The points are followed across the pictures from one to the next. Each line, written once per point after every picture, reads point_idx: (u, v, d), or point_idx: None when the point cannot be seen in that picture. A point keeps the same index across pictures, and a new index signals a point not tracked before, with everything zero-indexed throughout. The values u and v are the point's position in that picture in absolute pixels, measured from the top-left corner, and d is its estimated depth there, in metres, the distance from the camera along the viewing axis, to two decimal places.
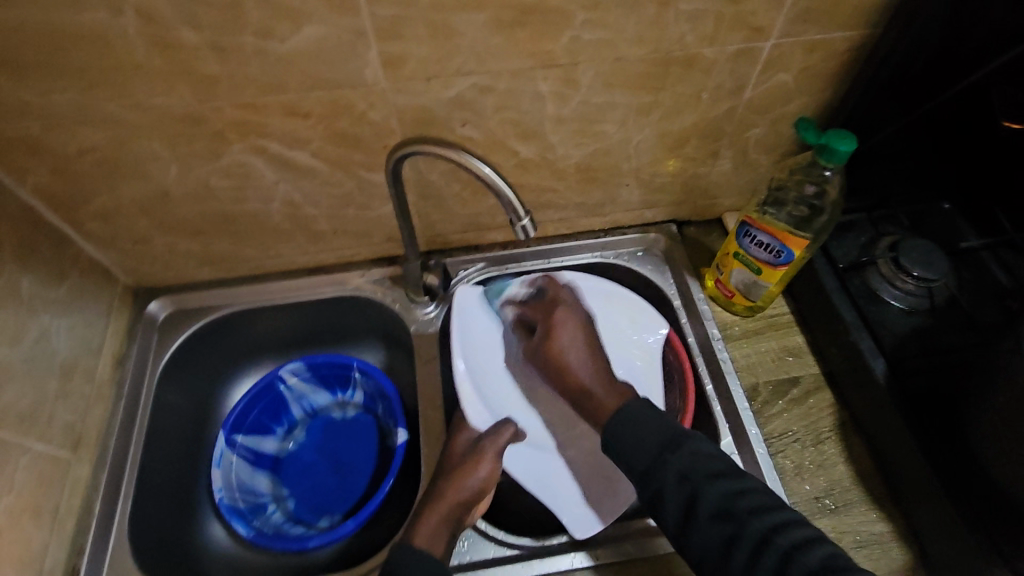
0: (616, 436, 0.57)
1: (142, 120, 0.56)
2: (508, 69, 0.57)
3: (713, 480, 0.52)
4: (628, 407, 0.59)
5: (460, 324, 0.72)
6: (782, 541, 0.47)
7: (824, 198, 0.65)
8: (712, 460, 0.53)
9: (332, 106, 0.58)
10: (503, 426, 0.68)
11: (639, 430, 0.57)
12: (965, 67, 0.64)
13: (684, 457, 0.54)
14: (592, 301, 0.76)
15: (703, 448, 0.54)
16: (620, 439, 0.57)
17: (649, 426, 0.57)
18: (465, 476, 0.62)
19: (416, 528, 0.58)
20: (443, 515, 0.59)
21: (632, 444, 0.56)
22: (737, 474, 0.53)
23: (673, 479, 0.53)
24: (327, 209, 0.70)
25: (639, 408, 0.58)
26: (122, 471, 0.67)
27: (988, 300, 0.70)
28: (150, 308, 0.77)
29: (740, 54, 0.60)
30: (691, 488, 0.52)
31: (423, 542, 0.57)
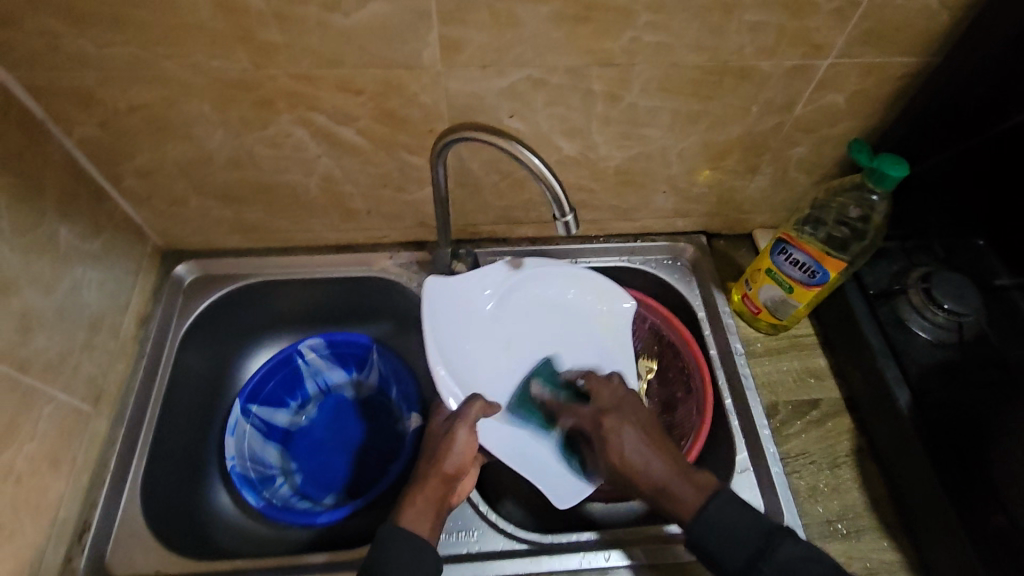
0: (703, 535, 0.52)
1: (195, 82, 0.56)
2: (565, 64, 0.57)
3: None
4: (718, 496, 0.54)
5: (434, 315, 0.67)
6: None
7: (868, 222, 0.64)
8: (819, 564, 0.48)
9: (385, 85, 0.57)
10: (472, 402, 0.65)
11: (732, 525, 0.52)
12: (1022, 102, 0.63)
13: (785, 560, 0.49)
14: (554, 283, 0.75)
15: (813, 551, 0.49)
16: (715, 537, 0.51)
17: (747, 519, 0.52)
18: (443, 455, 0.61)
19: (402, 508, 0.57)
20: (427, 496, 0.58)
21: (726, 541, 0.51)
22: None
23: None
24: (364, 188, 0.70)
25: (731, 499, 0.53)
26: (139, 431, 0.67)
27: (1017, 339, 0.70)
28: (177, 270, 0.77)
29: (796, 70, 0.60)
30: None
31: (409, 521, 0.56)
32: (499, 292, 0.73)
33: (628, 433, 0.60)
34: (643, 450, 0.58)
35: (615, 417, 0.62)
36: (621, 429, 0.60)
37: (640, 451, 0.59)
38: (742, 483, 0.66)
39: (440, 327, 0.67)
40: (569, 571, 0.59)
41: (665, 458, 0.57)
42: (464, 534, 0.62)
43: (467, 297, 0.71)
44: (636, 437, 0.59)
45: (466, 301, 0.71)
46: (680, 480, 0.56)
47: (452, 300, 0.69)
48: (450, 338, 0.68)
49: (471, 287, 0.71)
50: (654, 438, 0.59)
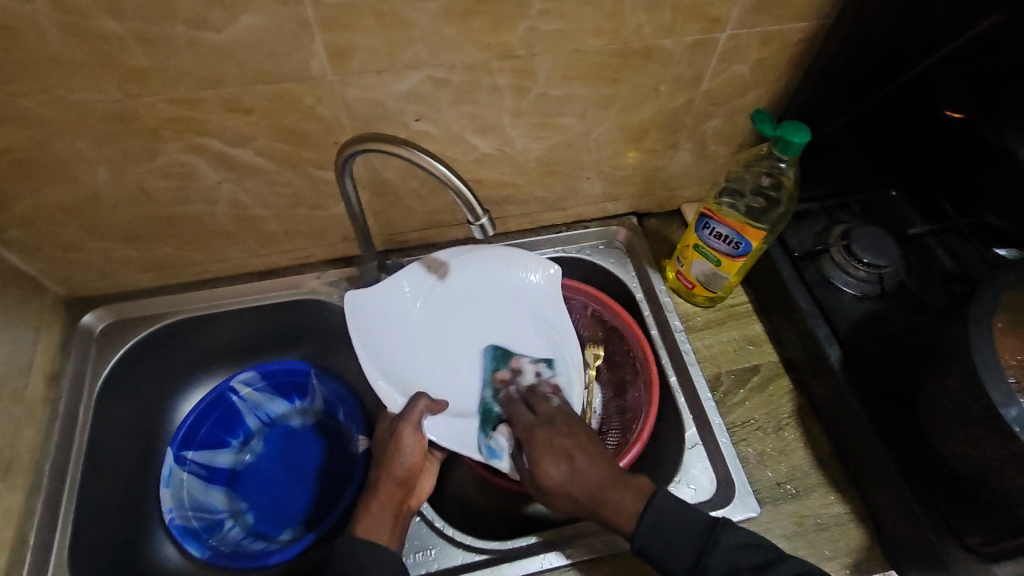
0: (647, 538, 0.51)
1: (64, 118, 0.52)
2: (463, 61, 0.55)
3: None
4: (655, 502, 0.52)
5: (361, 325, 0.66)
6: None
7: (780, 188, 0.66)
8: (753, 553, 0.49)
9: (276, 100, 0.54)
10: (416, 400, 0.63)
11: (682, 516, 0.51)
12: (914, 57, 0.66)
13: (726, 553, 0.49)
14: (486, 267, 0.72)
15: (743, 537, 0.50)
16: (654, 541, 0.50)
17: (685, 523, 0.51)
18: (394, 456, 0.59)
19: (359, 519, 0.56)
20: (383, 504, 0.57)
21: (668, 543, 0.50)
22: (784, 564, 0.48)
23: (686, 547, 0.50)
24: (277, 210, 0.67)
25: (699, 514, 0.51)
26: (59, 501, 0.62)
27: (935, 284, 0.72)
28: (85, 319, 0.72)
29: (697, 45, 0.60)
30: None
31: (366, 530, 0.55)
32: (428, 287, 0.71)
33: (557, 449, 0.56)
34: (579, 475, 0.55)
35: (547, 441, 0.57)
36: (559, 449, 0.56)
37: (574, 460, 0.56)
38: (692, 459, 0.66)
39: (373, 335, 0.67)
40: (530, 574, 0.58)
41: (595, 468, 0.55)
42: (422, 554, 0.61)
43: (389, 301, 0.69)
44: (575, 457, 0.56)
45: (383, 311, 0.68)
46: (609, 488, 0.53)
47: (377, 311, 0.68)
48: (383, 342, 0.67)
49: (391, 291, 0.69)
50: (589, 448, 0.57)
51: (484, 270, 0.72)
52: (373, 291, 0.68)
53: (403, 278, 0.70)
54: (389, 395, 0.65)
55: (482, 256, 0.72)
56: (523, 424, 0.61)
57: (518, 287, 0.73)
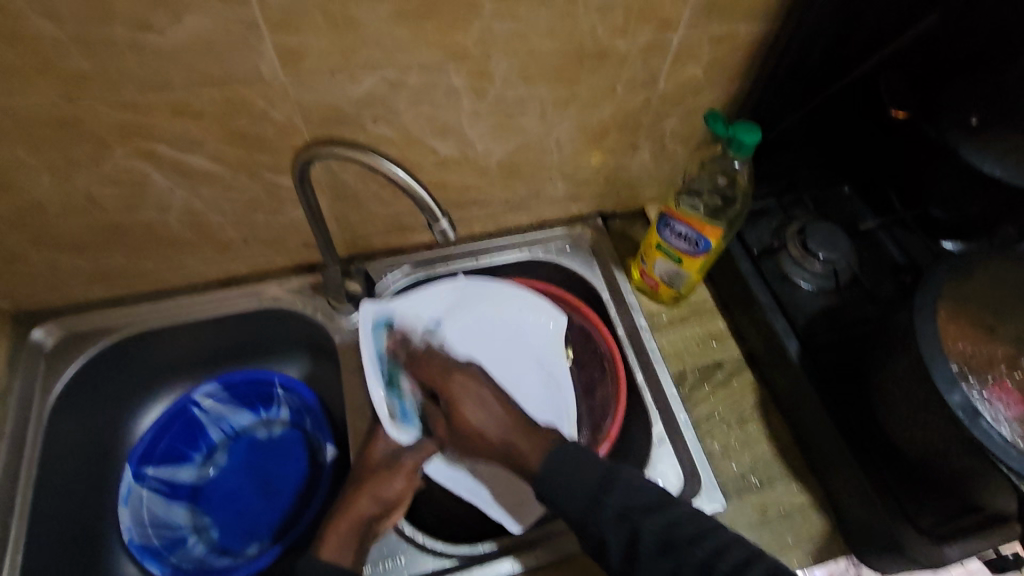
0: (548, 485, 0.54)
1: (1, 125, 0.50)
2: (418, 62, 0.55)
3: (651, 513, 0.51)
4: (558, 449, 0.56)
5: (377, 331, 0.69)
6: (723, 567, 0.47)
7: (735, 187, 0.68)
8: (646, 493, 0.52)
9: (227, 104, 0.53)
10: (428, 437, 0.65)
11: (576, 471, 0.54)
12: (858, 57, 0.68)
13: (622, 494, 0.52)
14: (511, 308, 0.75)
15: (637, 480, 0.53)
16: (554, 483, 0.53)
17: (586, 469, 0.54)
18: (379, 483, 0.60)
19: (324, 538, 0.56)
20: (352, 527, 0.57)
21: (564, 488, 0.53)
22: (669, 505, 0.52)
23: (613, 515, 0.51)
24: (234, 216, 0.65)
25: (571, 449, 0.55)
26: (8, 524, 0.59)
27: (886, 276, 0.75)
28: (34, 334, 0.69)
29: (650, 47, 0.61)
30: (632, 523, 0.50)
31: (332, 552, 0.55)
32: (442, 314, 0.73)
33: (475, 396, 0.61)
34: (496, 417, 0.59)
35: (465, 388, 0.62)
36: (479, 396, 0.61)
37: (486, 405, 0.60)
38: (660, 454, 0.67)
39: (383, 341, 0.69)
40: None
41: (506, 415, 0.59)
42: (391, 561, 0.60)
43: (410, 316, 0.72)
44: (489, 403, 0.61)
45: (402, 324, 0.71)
46: (518, 437, 0.58)
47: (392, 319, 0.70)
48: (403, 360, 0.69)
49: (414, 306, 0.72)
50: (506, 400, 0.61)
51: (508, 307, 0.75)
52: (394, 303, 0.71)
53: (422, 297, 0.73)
54: (386, 411, 0.64)
55: (501, 290, 0.75)
56: (433, 373, 0.65)
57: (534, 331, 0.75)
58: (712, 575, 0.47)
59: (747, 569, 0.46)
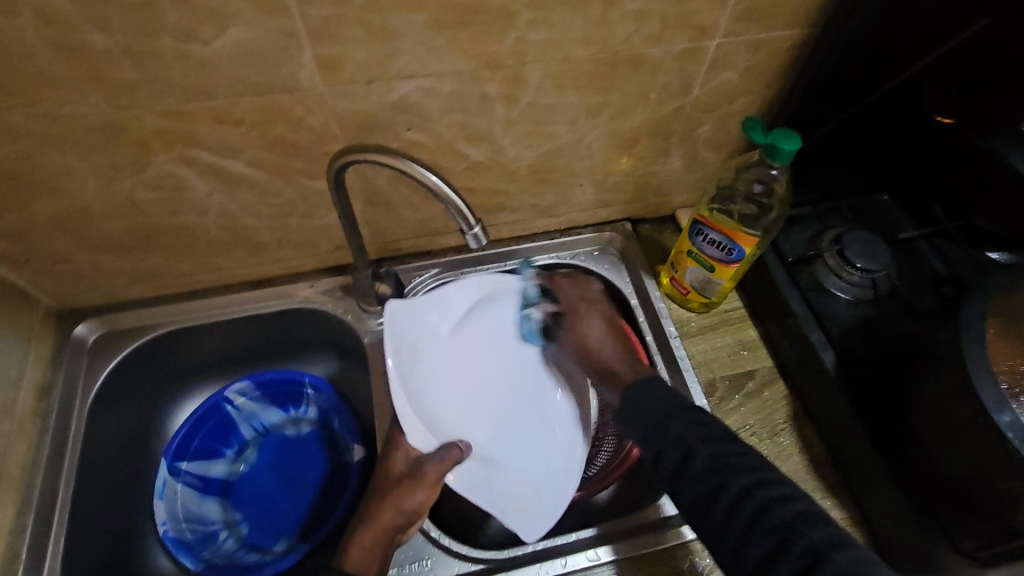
0: (632, 400, 0.60)
1: (51, 131, 0.51)
2: (453, 70, 0.55)
3: (712, 443, 0.54)
4: (641, 382, 0.62)
5: (396, 338, 0.67)
6: (761, 495, 0.49)
7: (771, 196, 0.66)
8: (710, 425, 0.56)
9: (266, 112, 0.54)
10: (450, 450, 0.65)
11: (649, 402, 0.59)
12: (903, 62, 0.66)
13: (687, 424, 0.56)
14: (522, 310, 0.76)
15: (705, 416, 0.56)
16: (630, 409, 0.60)
17: (660, 401, 0.59)
18: (399, 496, 0.61)
19: (347, 552, 0.58)
20: (375, 538, 0.59)
21: (643, 407, 0.59)
22: (733, 441, 0.54)
23: (673, 437, 0.55)
24: (268, 220, 0.66)
25: (655, 388, 0.61)
26: (51, 514, 0.62)
27: (927, 288, 0.72)
28: (77, 331, 0.71)
29: (686, 53, 0.60)
30: (687, 447, 0.54)
31: (355, 564, 0.57)
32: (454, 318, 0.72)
33: (596, 328, 0.71)
34: (604, 339, 0.70)
35: (586, 318, 0.72)
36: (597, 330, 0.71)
37: (598, 334, 0.71)
38: None
39: (403, 346, 0.68)
40: None
41: (617, 347, 0.69)
42: (418, 564, 0.60)
43: (426, 327, 0.70)
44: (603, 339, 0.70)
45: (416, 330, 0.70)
46: (625, 365, 0.67)
47: (410, 325, 0.69)
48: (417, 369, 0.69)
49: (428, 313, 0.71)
50: (615, 330, 0.71)
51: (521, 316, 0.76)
52: (413, 306, 0.69)
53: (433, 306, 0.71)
54: (412, 427, 0.66)
55: (515, 293, 0.75)
56: (575, 300, 0.74)
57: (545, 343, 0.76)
58: (745, 500, 0.49)
59: (789, 501, 0.49)
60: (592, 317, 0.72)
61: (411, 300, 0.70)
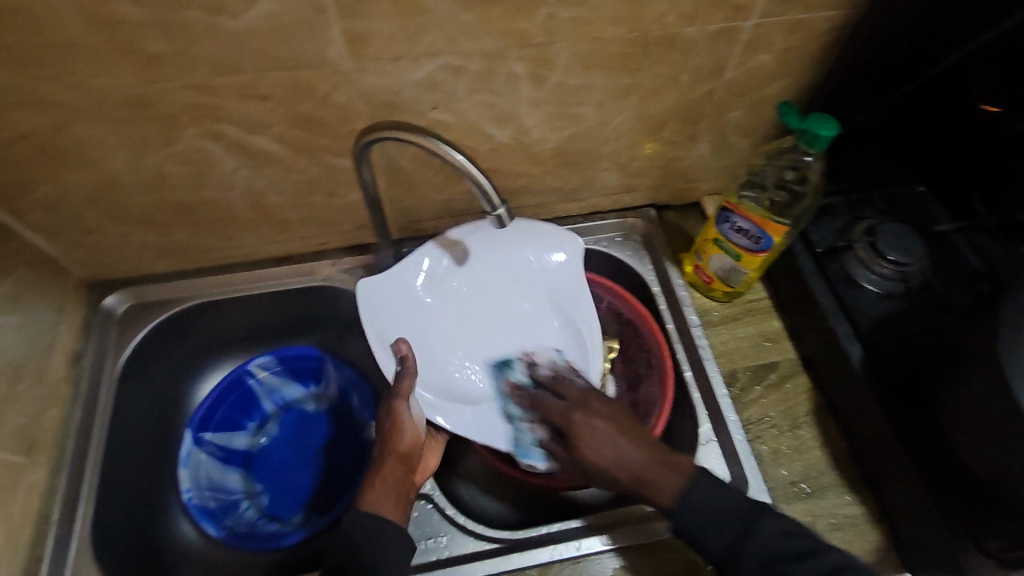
0: (690, 516, 0.51)
1: (83, 103, 0.52)
2: (481, 48, 0.54)
3: (795, 565, 0.47)
4: (689, 489, 0.52)
5: (374, 312, 0.66)
6: None
7: (805, 182, 0.64)
8: (798, 541, 0.49)
9: (292, 87, 0.54)
10: (405, 359, 0.63)
11: (709, 510, 0.51)
12: (946, 48, 0.63)
13: (767, 540, 0.49)
14: (509, 245, 0.69)
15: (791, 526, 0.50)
16: (694, 522, 0.51)
17: (726, 507, 0.51)
18: (393, 434, 0.59)
19: (362, 492, 0.56)
20: (386, 478, 0.57)
21: (708, 522, 0.50)
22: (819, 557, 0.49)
23: (756, 563, 0.48)
24: (294, 197, 0.67)
25: (711, 486, 0.52)
26: (80, 478, 0.64)
27: (961, 282, 0.70)
28: (107, 301, 0.73)
29: (720, 33, 0.58)
30: (778, 573, 0.47)
31: (370, 501, 0.55)
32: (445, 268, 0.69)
33: (595, 424, 0.57)
34: (613, 440, 0.55)
35: (580, 423, 0.58)
36: (593, 424, 0.57)
37: (608, 445, 0.55)
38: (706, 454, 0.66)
39: (388, 317, 0.66)
40: (540, 564, 0.58)
41: (638, 448, 0.55)
42: (433, 540, 0.62)
43: (410, 288, 0.68)
44: (611, 436, 0.56)
45: (400, 290, 0.67)
46: (654, 465, 0.54)
47: (393, 290, 0.67)
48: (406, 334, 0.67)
49: (408, 273, 0.67)
50: (630, 431, 0.56)
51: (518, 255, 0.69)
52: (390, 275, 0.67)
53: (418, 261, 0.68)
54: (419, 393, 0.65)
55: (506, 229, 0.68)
56: (558, 409, 0.61)
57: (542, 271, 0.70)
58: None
59: None
60: (592, 424, 0.57)
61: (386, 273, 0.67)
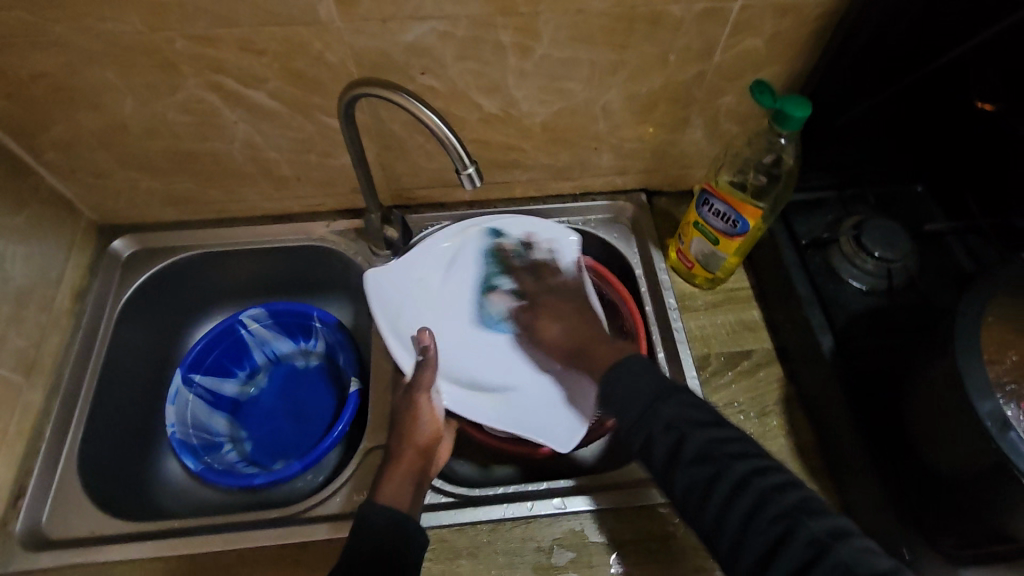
0: (614, 399, 0.55)
1: (93, 47, 0.56)
2: (467, 15, 0.56)
3: (704, 428, 0.50)
4: (625, 364, 0.57)
5: (382, 303, 0.69)
6: (761, 483, 0.46)
7: (781, 166, 0.64)
8: (703, 411, 0.52)
9: (286, 43, 0.57)
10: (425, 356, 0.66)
11: (633, 386, 0.55)
12: (946, 42, 0.62)
13: (674, 408, 0.52)
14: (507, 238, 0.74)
15: (693, 399, 0.53)
16: (613, 392, 0.56)
17: (643, 381, 0.55)
18: (411, 425, 0.62)
19: (379, 485, 0.57)
20: (404, 470, 0.58)
21: (628, 397, 0.54)
22: (722, 425, 0.51)
23: (663, 424, 0.51)
24: (289, 154, 0.70)
25: (639, 366, 0.57)
26: (74, 403, 0.68)
27: (948, 283, 0.69)
28: (114, 245, 0.77)
29: (707, 14, 0.59)
30: (680, 431, 0.50)
31: (388, 494, 0.56)
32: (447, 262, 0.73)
33: (566, 303, 0.71)
34: (569, 331, 0.68)
35: (551, 304, 0.71)
36: (562, 308, 0.71)
37: (570, 323, 0.69)
38: None
39: (395, 312, 0.70)
40: (491, 520, 0.61)
41: (593, 324, 0.68)
42: None
43: (416, 280, 0.72)
44: (568, 318, 0.70)
45: (407, 284, 0.71)
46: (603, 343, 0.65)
47: (400, 283, 0.71)
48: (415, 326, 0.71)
49: (412, 268, 0.72)
50: (587, 316, 0.70)
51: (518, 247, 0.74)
52: (394, 266, 0.71)
53: (422, 256, 0.72)
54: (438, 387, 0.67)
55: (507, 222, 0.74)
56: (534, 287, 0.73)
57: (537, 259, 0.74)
58: (747, 493, 0.46)
59: (786, 492, 0.46)
60: (561, 313, 0.70)
61: (392, 264, 0.71)
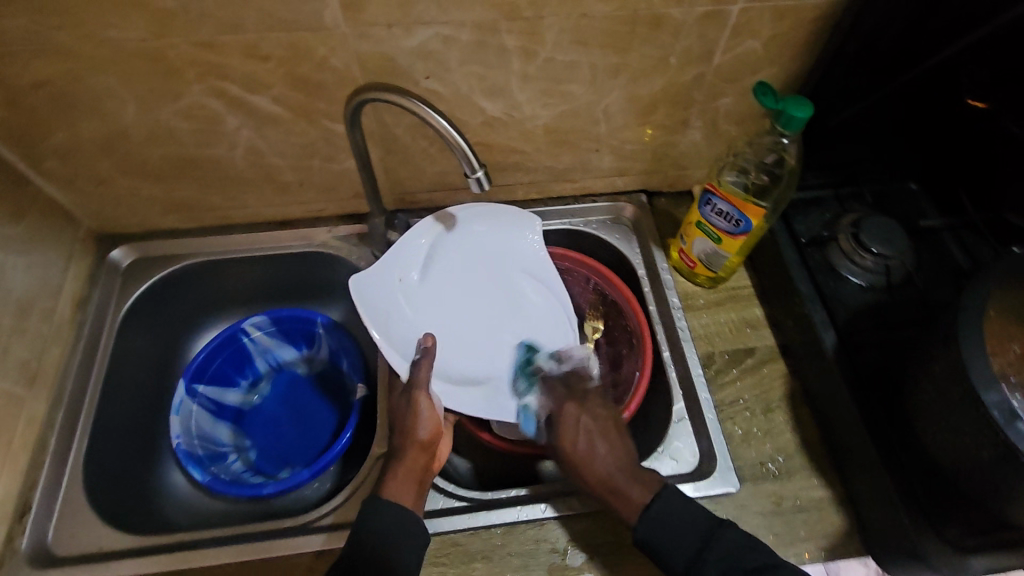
0: (653, 533, 0.53)
1: (96, 54, 0.55)
2: (471, 20, 0.56)
3: (760, 575, 0.48)
4: (657, 499, 0.55)
5: (368, 308, 0.68)
6: None
7: (782, 166, 0.65)
8: (754, 553, 0.50)
9: (292, 49, 0.57)
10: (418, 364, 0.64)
11: (672, 522, 0.53)
12: (935, 45, 0.64)
13: (722, 553, 0.51)
14: (478, 228, 0.74)
15: (741, 536, 0.52)
16: (656, 533, 0.53)
17: (688, 518, 0.53)
18: (412, 426, 0.61)
19: (384, 483, 0.57)
20: (408, 470, 0.58)
21: (669, 531, 0.53)
22: (780, 566, 0.49)
23: (715, 570, 0.50)
24: (293, 160, 0.70)
25: (676, 496, 0.55)
26: (77, 415, 0.67)
27: (944, 279, 0.71)
28: (114, 254, 0.77)
29: (707, 17, 0.59)
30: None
31: (393, 493, 0.56)
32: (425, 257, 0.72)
33: (594, 399, 0.64)
34: (599, 449, 0.60)
35: (576, 417, 0.62)
36: (584, 420, 0.62)
37: (591, 443, 0.60)
38: (678, 432, 0.67)
39: (384, 317, 0.68)
40: (506, 523, 0.61)
41: (616, 453, 0.59)
42: None
43: (397, 279, 0.70)
44: (598, 440, 0.60)
45: (389, 284, 0.69)
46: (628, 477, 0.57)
47: (382, 285, 0.69)
48: (404, 327, 0.69)
49: (392, 266, 0.70)
50: (614, 434, 0.61)
51: (496, 234, 0.74)
52: (374, 271, 0.69)
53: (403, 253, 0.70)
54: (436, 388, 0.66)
55: (479, 213, 0.74)
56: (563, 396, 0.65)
57: (525, 251, 0.75)
58: None
59: None
60: (586, 418, 0.62)
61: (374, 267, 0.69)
